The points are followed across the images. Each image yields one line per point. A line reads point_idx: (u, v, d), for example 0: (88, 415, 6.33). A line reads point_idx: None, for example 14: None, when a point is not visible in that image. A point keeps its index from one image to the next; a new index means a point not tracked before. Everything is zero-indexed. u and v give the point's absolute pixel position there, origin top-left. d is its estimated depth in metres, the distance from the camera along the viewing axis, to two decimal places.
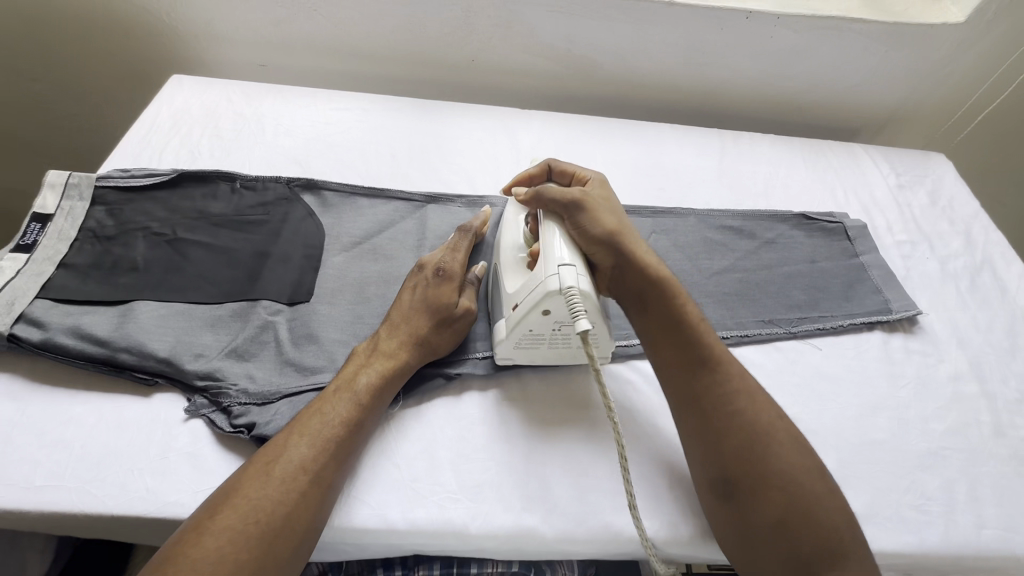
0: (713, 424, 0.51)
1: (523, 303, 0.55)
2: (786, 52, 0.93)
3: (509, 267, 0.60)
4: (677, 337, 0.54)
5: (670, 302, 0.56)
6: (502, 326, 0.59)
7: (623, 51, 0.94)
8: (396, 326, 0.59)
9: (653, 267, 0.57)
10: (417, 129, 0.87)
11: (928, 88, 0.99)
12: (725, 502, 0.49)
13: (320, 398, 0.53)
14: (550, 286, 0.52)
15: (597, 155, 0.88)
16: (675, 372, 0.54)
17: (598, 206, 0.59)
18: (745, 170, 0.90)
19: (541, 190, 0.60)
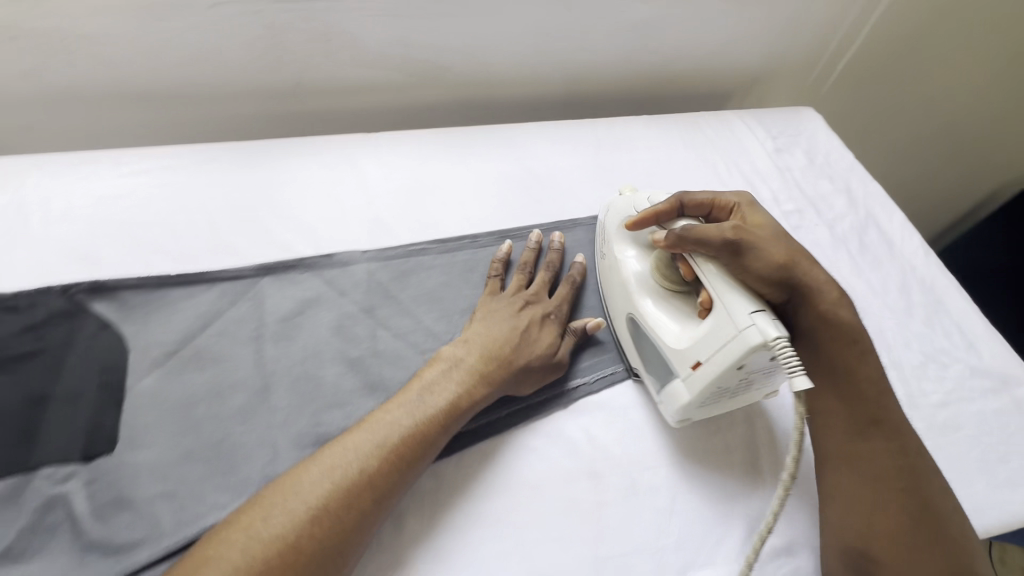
0: (866, 445, 0.51)
1: (710, 360, 0.50)
2: (643, 24, 0.85)
3: (662, 320, 0.56)
4: (846, 376, 0.53)
5: (844, 340, 0.53)
6: (681, 385, 0.53)
7: (468, 47, 0.83)
8: (490, 345, 0.56)
9: (828, 303, 0.54)
10: (237, 181, 0.71)
11: (786, 42, 0.97)
12: (847, 511, 0.49)
13: (397, 399, 0.51)
14: (750, 340, 0.47)
15: (461, 173, 0.77)
16: (833, 405, 0.53)
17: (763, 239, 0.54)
18: (623, 161, 0.82)
19: (688, 235, 0.54)
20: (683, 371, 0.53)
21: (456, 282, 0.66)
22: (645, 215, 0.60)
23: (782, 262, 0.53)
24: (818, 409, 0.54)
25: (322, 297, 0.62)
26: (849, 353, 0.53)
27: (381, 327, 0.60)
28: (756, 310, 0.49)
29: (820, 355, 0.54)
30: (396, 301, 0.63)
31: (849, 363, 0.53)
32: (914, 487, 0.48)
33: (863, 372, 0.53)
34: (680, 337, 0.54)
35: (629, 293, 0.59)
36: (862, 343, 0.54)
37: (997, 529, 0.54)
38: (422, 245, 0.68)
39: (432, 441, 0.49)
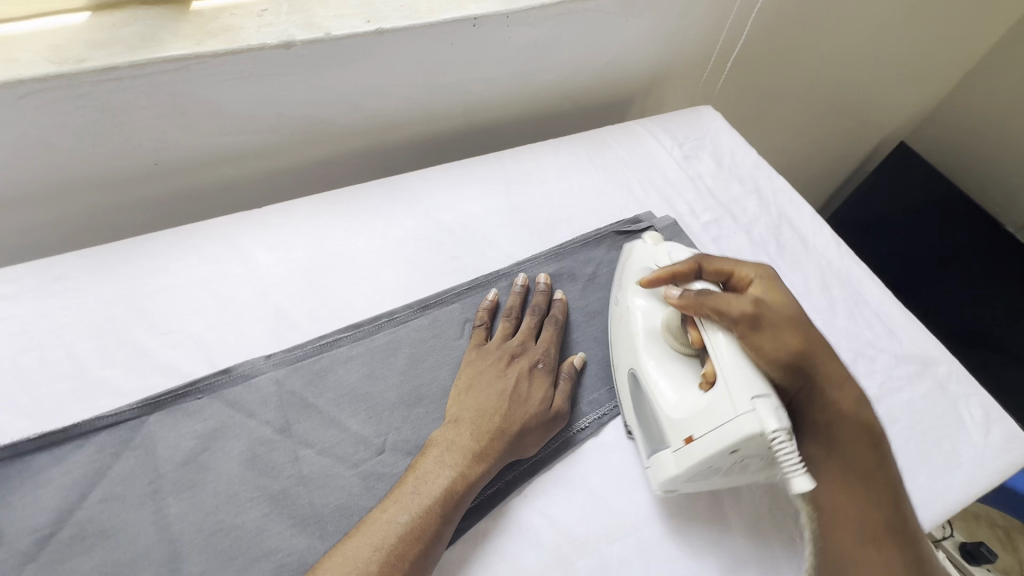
0: (881, 552, 0.47)
1: (703, 438, 0.48)
2: (533, 46, 0.81)
3: (663, 387, 0.53)
4: (863, 479, 0.50)
5: (860, 434, 0.51)
6: (670, 457, 0.51)
7: (348, 96, 0.75)
8: (481, 417, 0.54)
9: (844, 402, 0.52)
10: (98, 296, 0.60)
11: (677, 44, 0.96)
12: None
13: (394, 496, 0.49)
14: (749, 428, 0.45)
15: (366, 240, 0.70)
16: (850, 505, 0.49)
17: (778, 322, 0.52)
18: (537, 195, 0.78)
19: (706, 300, 0.52)
20: (673, 443, 0.50)
21: (379, 371, 0.59)
22: (662, 274, 0.58)
23: (794, 346, 0.51)
24: (827, 506, 0.50)
25: (228, 424, 0.54)
26: (868, 454, 0.51)
27: (303, 446, 0.53)
28: (759, 394, 0.46)
29: (835, 452, 0.51)
30: (315, 409, 0.56)
31: (867, 464, 0.50)
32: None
33: (880, 476, 0.50)
34: (676, 406, 0.51)
35: (635, 347, 0.57)
36: (877, 443, 0.52)
37: (944, 516, 0.57)
38: (334, 335, 0.61)
39: (435, 535, 0.47)
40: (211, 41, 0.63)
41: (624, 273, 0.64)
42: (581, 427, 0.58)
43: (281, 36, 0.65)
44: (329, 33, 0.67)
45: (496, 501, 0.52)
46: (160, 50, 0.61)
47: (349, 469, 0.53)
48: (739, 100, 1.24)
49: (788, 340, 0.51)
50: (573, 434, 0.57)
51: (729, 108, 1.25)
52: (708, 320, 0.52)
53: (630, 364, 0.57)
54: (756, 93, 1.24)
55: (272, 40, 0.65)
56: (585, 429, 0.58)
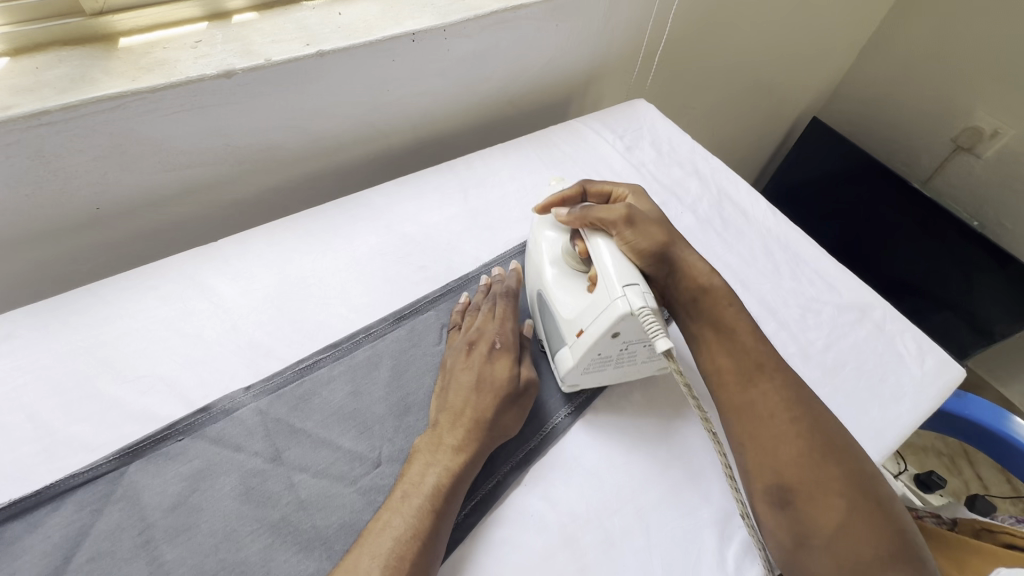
0: (757, 387, 0.53)
1: (589, 328, 0.54)
2: (472, 56, 0.84)
3: (561, 292, 0.58)
4: (730, 333, 0.57)
5: (724, 302, 0.59)
6: (568, 352, 0.57)
7: (296, 120, 0.75)
8: (459, 414, 0.55)
9: (706, 271, 0.61)
10: (54, 351, 0.57)
11: (608, 44, 1.02)
12: (760, 451, 0.51)
13: (387, 504, 0.50)
14: (619, 309, 0.51)
15: (331, 261, 0.70)
16: (724, 358, 0.56)
17: (644, 220, 0.60)
18: (493, 198, 0.81)
19: (590, 213, 0.60)
20: (569, 338, 0.56)
21: (364, 387, 0.59)
22: (555, 199, 0.66)
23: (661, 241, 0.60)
24: (710, 367, 0.57)
25: (215, 463, 0.52)
26: (731, 311, 0.59)
27: (296, 472, 0.53)
28: (627, 282, 0.52)
29: (706, 318, 0.59)
30: (304, 435, 0.55)
31: (728, 317, 0.58)
32: (803, 414, 0.52)
33: (745, 328, 0.58)
34: (568, 307, 0.57)
35: (540, 268, 0.62)
36: (734, 302, 0.60)
37: (897, 442, 0.63)
38: (314, 357, 0.60)
39: (432, 531, 0.48)
40: (147, 77, 0.62)
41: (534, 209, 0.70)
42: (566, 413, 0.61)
43: (219, 65, 0.65)
44: (268, 60, 0.67)
45: (496, 498, 0.54)
46: (92, 90, 0.59)
47: (348, 486, 0.53)
48: (669, 91, 1.32)
49: (654, 235, 0.59)
50: (560, 421, 0.60)
51: (662, 99, 1.33)
52: (589, 228, 0.60)
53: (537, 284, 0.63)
54: (683, 83, 1.32)
55: (210, 70, 0.64)
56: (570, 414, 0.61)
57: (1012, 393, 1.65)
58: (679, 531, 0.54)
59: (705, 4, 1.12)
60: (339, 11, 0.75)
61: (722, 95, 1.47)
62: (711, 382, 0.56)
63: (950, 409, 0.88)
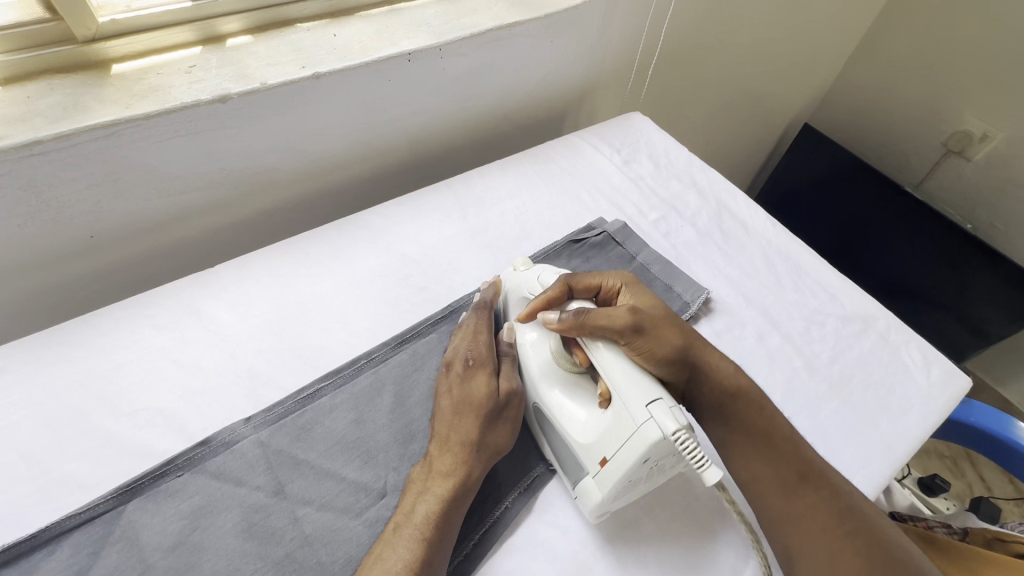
0: (801, 500, 0.52)
1: (615, 458, 0.49)
2: (468, 74, 0.84)
3: (573, 412, 0.54)
4: (766, 440, 0.55)
5: (754, 405, 0.57)
6: (592, 482, 0.51)
7: (292, 143, 0.74)
8: (444, 439, 0.55)
9: (726, 372, 0.58)
10: (48, 386, 0.56)
11: (602, 58, 1.02)
12: (812, 572, 0.49)
13: (383, 537, 0.49)
14: (648, 437, 0.46)
15: (330, 284, 0.69)
16: (759, 466, 0.55)
17: (652, 323, 0.56)
18: (493, 216, 0.80)
19: (588, 321, 0.54)
20: (592, 469, 0.51)
21: (367, 414, 0.58)
22: (537, 304, 0.60)
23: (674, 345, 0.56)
24: (748, 478, 0.55)
25: (216, 499, 0.51)
26: (760, 413, 0.56)
27: (300, 505, 0.51)
28: (650, 399, 0.48)
29: (739, 425, 0.56)
30: (307, 466, 0.54)
31: (761, 422, 0.56)
32: (855, 526, 0.50)
33: (778, 432, 0.55)
34: (585, 432, 0.52)
35: (539, 385, 0.57)
36: (765, 403, 0.58)
37: (908, 455, 0.62)
38: (315, 385, 0.59)
39: (427, 562, 0.47)
40: (140, 103, 0.61)
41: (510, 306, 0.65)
42: None
43: (215, 90, 0.64)
44: (264, 83, 0.66)
45: (504, 525, 0.53)
46: (85, 118, 0.58)
47: (354, 518, 0.51)
48: (662, 102, 1.32)
49: (665, 340, 0.55)
50: None
51: (656, 110, 1.33)
52: (593, 340, 0.54)
53: (539, 399, 0.57)
54: (676, 94, 1.33)
55: (206, 96, 0.63)
56: None
57: (1011, 393, 1.66)
58: (692, 555, 0.53)
59: (697, 16, 1.13)
60: (334, 32, 0.75)
61: (714, 105, 1.47)
62: (750, 493, 0.55)
63: (956, 416, 0.88)
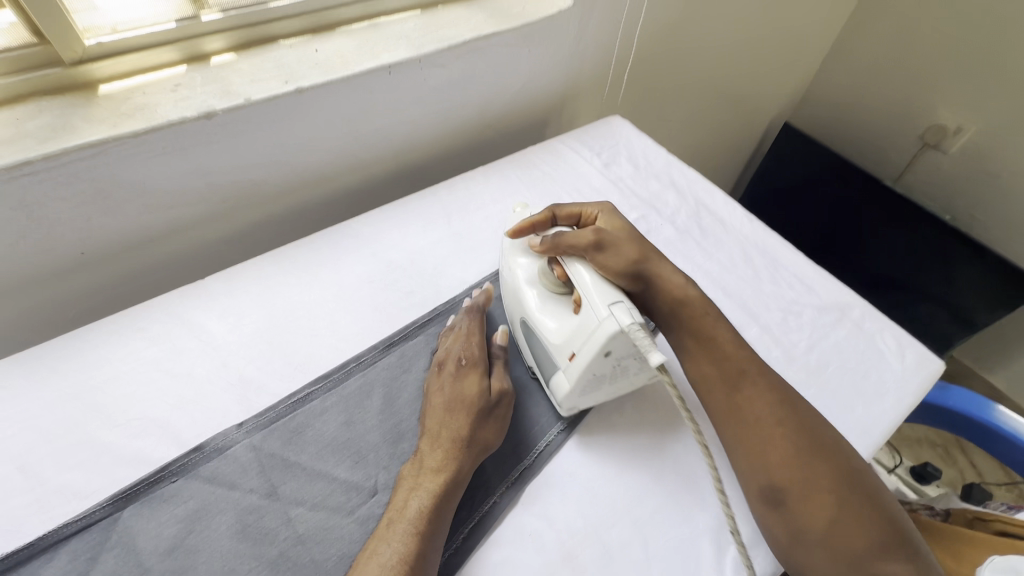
0: (742, 394, 0.57)
1: (581, 350, 0.54)
2: (448, 84, 0.86)
3: (547, 315, 0.59)
4: (713, 345, 0.60)
5: (704, 315, 0.62)
6: (564, 375, 0.57)
7: (278, 156, 0.76)
8: (436, 436, 0.56)
9: (682, 284, 0.63)
10: (43, 399, 0.57)
11: (581, 64, 1.05)
12: (753, 457, 0.54)
13: (376, 534, 0.50)
14: (608, 328, 0.51)
15: (319, 292, 0.70)
16: (705, 367, 0.60)
17: (616, 241, 0.61)
18: (477, 220, 0.82)
19: (560, 240, 0.60)
20: (563, 362, 0.57)
21: (356, 416, 0.60)
22: (524, 224, 0.67)
23: (637, 259, 0.61)
24: (698, 378, 0.60)
25: (210, 502, 0.52)
26: (710, 322, 0.62)
27: (292, 506, 0.53)
28: (611, 300, 0.53)
29: (689, 331, 0.62)
30: (298, 467, 0.55)
31: (706, 330, 0.61)
32: (789, 416, 0.56)
33: (724, 338, 0.60)
34: (556, 333, 0.57)
35: (519, 296, 0.63)
36: (715, 313, 0.63)
37: (884, 438, 0.64)
38: (306, 390, 0.61)
39: (421, 553, 0.48)
40: (128, 121, 0.63)
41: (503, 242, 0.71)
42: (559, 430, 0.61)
43: (199, 107, 0.66)
44: (248, 99, 0.68)
45: (492, 518, 0.54)
46: (72, 138, 0.60)
47: (345, 517, 0.53)
48: (643, 105, 1.35)
49: (627, 254, 0.61)
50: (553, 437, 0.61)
51: (637, 114, 1.36)
52: (565, 256, 0.60)
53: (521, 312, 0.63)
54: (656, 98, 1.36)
55: (191, 112, 0.65)
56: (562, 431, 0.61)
57: (998, 380, 1.69)
58: (676, 541, 0.54)
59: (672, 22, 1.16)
60: (316, 48, 0.77)
61: (694, 107, 1.51)
62: (701, 392, 0.60)
63: (933, 401, 0.91)
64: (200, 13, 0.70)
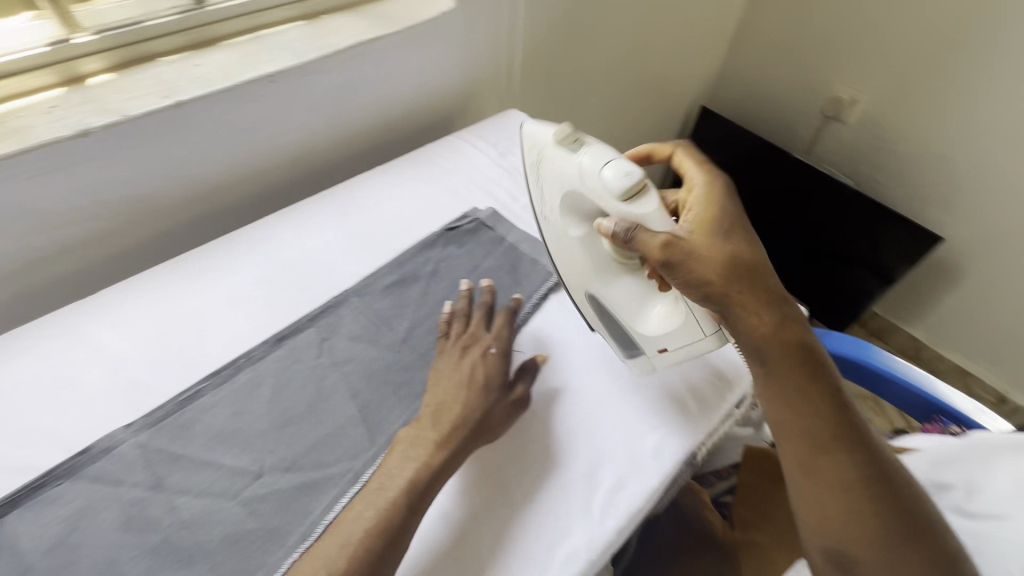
0: (830, 454, 0.50)
1: (675, 350, 0.62)
2: (338, 89, 0.90)
3: (629, 305, 0.65)
4: (802, 390, 0.52)
5: (797, 357, 0.53)
6: (646, 360, 0.65)
7: (168, 169, 0.79)
8: (443, 412, 0.59)
9: (774, 321, 0.54)
10: None
11: (476, 63, 1.10)
12: (824, 519, 0.50)
13: (362, 496, 0.53)
14: (706, 346, 0.59)
15: (213, 295, 0.73)
16: (795, 412, 0.52)
17: (692, 250, 0.55)
18: (373, 216, 0.86)
19: (636, 240, 0.57)
20: (648, 351, 0.64)
21: (245, 407, 0.62)
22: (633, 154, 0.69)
23: (720, 274, 0.54)
24: (778, 422, 0.53)
25: (95, 500, 0.54)
26: (802, 368, 0.53)
27: (178, 496, 0.55)
28: None
29: (779, 372, 0.53)
30: (185, 460, 0.58)
31: (800, 374, 0.53)
32: (879, 487, 0.49)
33: (814, 387, 0.52)
34: (647, 326, 0.63)
35: (589, 271, 0.68)
36: (821, 371, 0.53)
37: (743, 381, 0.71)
38: (195, 387, 0.63)
39: (404, 519, 0.51)
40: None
41: (558, 180, 0.66)
42: None
43: (75, 126, 0.68)
44: (125, 115, 0.71)
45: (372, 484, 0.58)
46: None
47: (230, 500, 0.55)
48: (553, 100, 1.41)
49: (703, 269, 0.54)
50: None
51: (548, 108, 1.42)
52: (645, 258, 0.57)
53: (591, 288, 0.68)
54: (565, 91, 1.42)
55: (65, 132, 0.67)
56: None
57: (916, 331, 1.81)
58: (547, 488, 0.59)
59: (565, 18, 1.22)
60: (196, 63, 0.80)
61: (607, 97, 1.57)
62: (779, 436, 0.54)
63: None
64: (71, 36, 0.72)
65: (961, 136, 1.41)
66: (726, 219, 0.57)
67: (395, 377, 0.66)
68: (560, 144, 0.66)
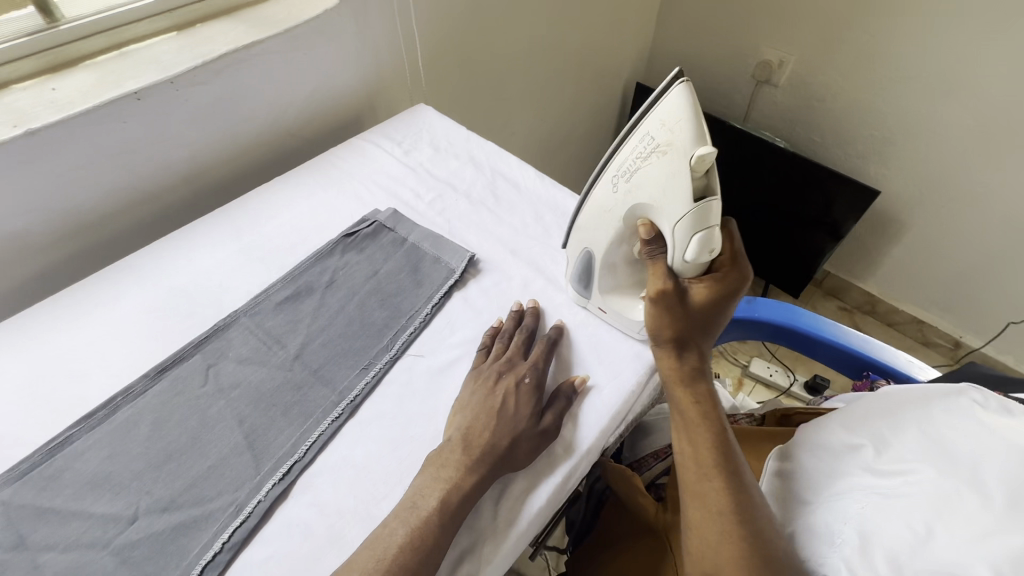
0: (714, 480, 0.54)
1: (614, 318, 0.69)
2: (220, 100, 0.85)
3: (613, 276, 0.67)
4: (698, 428, 0.58)
5: (702, 404, 0.59)
6: (590, 305, 0.71)
7: (35, 202, 0.74)
8: (474, 438, 0.56)
9: (688, 372, 0.60)
10: None
11: (377, 60, 1.06)
12: (701, 537, 0.52)
13: (394, 513, 0.52)
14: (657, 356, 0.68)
15: (92, 331, 0.69)
16: (693, 442, 0.57)
17: (672, 298, 0.60)
18: (268, 229, 0.82)
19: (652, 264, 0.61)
20: (596, 301, 0.69)
21: (120, 447, 0.58)
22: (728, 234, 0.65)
23: (674, 327, 0.60)
24: (679, 452, 0.58)
25: None
26: (704, 411, 0.59)
27: (42, 552, 0.51)
28: None
29: (685, 413, 0.59)
30: (52, 512, 0.54)
31: (700, 412, 0.58)
32: (749, 517, 0.52)
33: (713, 427, 0.58)
34: (609, 292, 0.68)
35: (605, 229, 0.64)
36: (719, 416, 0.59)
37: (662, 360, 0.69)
38: (65, 433, 0.59)
39: (431, 543, 0.50)
40: None
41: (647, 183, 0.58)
42: (335, 416, 0.61)
43: None
44: None
45: (257, 512, 0.54)
46: None
47: (100, 550, 0.52)
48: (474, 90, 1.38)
49: (666, 317, 0.60)
50: (328, 425, 0.61)
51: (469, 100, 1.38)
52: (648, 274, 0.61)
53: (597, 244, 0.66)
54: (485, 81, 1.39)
55: None
56: (338, 416, 0.61)
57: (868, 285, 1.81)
58: None
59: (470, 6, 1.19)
60: (52, 86, 0.75)
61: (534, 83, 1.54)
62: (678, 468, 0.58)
63: (747, 316, 0.93)
64: None
65: (885, 86, 1.41)
66: (717, 298, 0.61)
67: (285, 398, 0.63)
68: (687, 163, 0.54)
